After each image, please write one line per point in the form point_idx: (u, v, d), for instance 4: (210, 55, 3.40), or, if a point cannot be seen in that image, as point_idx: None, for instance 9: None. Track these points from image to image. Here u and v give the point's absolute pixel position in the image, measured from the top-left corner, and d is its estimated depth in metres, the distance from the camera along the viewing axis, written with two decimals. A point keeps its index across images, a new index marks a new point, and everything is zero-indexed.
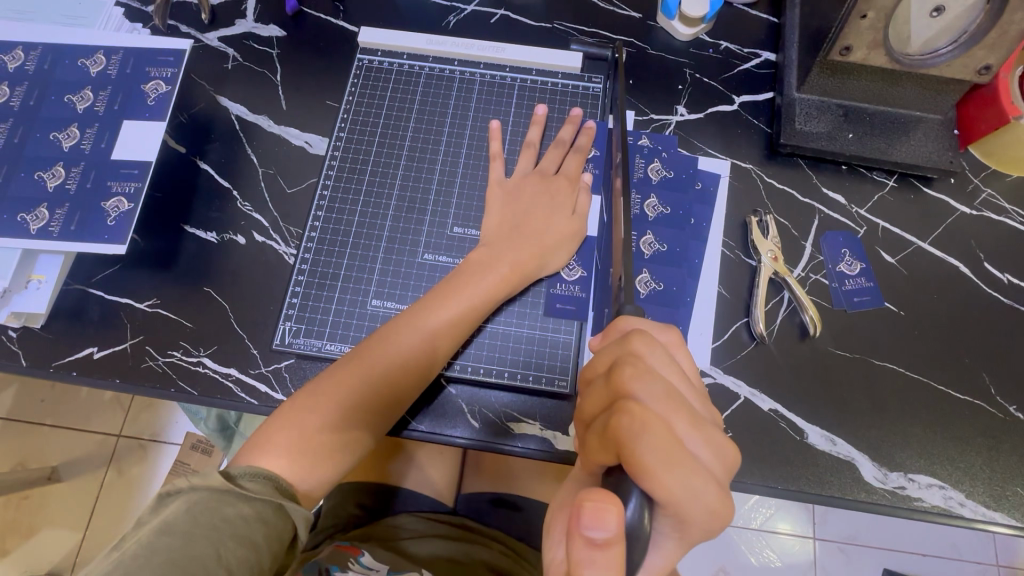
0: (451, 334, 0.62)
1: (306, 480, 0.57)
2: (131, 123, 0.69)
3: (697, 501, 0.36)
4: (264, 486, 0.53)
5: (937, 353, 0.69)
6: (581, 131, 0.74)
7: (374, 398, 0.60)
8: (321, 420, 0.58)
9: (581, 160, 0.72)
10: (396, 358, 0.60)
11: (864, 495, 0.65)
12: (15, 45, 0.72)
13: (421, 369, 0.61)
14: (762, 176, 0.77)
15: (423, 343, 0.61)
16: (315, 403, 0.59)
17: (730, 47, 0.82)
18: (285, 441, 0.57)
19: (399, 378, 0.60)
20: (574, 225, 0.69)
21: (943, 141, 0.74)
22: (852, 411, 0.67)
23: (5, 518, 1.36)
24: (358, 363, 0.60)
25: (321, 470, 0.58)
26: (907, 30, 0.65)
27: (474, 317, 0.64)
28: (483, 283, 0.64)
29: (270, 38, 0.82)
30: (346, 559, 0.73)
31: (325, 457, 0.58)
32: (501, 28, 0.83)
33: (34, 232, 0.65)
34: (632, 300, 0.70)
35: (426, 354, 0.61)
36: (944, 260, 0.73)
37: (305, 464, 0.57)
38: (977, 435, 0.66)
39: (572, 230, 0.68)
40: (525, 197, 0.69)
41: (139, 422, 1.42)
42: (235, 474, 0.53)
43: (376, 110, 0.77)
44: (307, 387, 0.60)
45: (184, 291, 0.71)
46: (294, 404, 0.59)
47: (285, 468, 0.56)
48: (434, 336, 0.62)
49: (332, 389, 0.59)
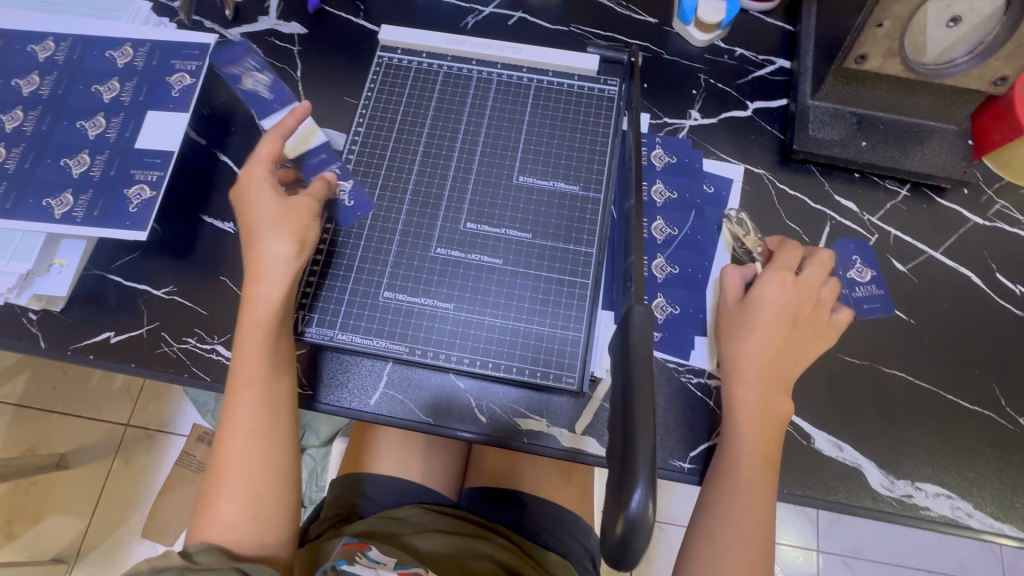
0: (267, 373, 0.62)
1: (256, 548, 0.59)
2: (155, 114, 0.71)
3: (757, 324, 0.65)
4: (217, 556, 0.56)
5: (947, 364, 0.69)
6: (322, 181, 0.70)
7: (251, 473, 0.60)
8: (228, 495, 0.59)
9: (280, 143, 0.67)
10: (245, 416, 0.61)
11: (870, 502, 0.64)
12: (46, 36, 0.74)
13: (261, 411, 0.61)
14: (775, 182, 0.77)
15: (243, 391, 0.61)
16: (219, 490, 0.60)
17: (745, 53, 0.83)
18: (210, 527, 0.59)
19: (263, 430, 0.61)
20: (269, 207, 0.64)
21: (957, 151, 0.74)
22: (859, 418, 0.67)
23: (12, 503, 1.37)
24: (225, 434, 0.61)
25: (267, 532, 0.60)
26: (923, 39, 0.66)
27: (273, 365, 0.62)
28: (251, 308, 0.62)
29: (292, 35, 0.84)
30: (353, 554, 0.68)
31: (254, 523, 0.59)
32: (519, 30, 0.84)
33: (59, 217, 0.67)
34: (651, 286, 0.71)
35: (256, 402, 0.61)
36: (956, 270, 0.73)
37: (242, 537, 0.58)
38: (986, 446, 0.66)
39: (264, 210, 0.64)
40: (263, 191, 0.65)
41: (146, 411, 1.43)
42: (190, 552, 0.56)
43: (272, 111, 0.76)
44: (208, 476, 0.61)
45: (201, 280, 0.72)
46: (206, 495, 0.60)
47: (228, 544, 0.58)
48: (262, 365, 0.62)
49: (224, 467, 0.60)
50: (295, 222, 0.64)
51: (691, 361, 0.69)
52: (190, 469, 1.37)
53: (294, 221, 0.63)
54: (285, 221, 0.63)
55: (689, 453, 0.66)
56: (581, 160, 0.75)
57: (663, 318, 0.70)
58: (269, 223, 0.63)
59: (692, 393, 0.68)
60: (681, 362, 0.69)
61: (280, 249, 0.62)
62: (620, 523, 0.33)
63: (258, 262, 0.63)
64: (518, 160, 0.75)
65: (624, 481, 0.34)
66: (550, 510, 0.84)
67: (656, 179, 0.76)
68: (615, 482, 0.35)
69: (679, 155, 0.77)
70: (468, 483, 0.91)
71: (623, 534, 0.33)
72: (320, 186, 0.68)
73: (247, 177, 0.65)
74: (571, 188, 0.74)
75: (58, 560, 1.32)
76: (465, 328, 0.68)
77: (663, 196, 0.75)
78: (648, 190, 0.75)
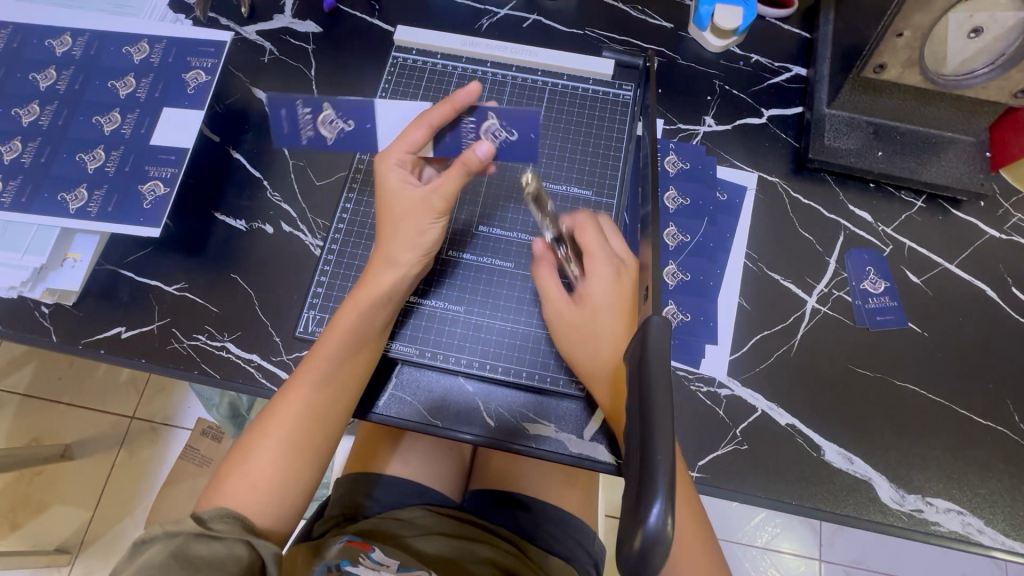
0: (361, 345, 0.62)
1: (272, 521, 0.56)
2: (171, 111, 0.71)
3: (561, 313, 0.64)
4: (233, 526, 0.52)
5: (960, 378, 0.69)
6: (405, 164, 0.62)
7: (296, 438, 0.58)
8: (270, 458, 0.57)
9: (427, 133, 0.61)
10: (318, 379, 0.60)
11: (880, 516, 0.64)
12: (64, 30, 0.75)
13: (341, 380, 0.61)
14: (789, 191, 0.76)
15: (337, 356, 0.61)
16: (263, 448, 0.57)
17: (761, 60, 0.82)
18: (241, 484, 0.56)
19: (336, 399, 0.60)
20: (410, 194, 0.61)
21: (975, 163, 0.73)
22: (870, 430, 0.67)
23: (17, 492, 1.38)
24: (295, 394, 0.59)
25: (289, 507, 0.57)
26: (942, 50, 0.64)
27: (368, 331, 0.62)
28: (378, 282, 0.62)
29: (306, 34, 0.84)
30: (357, 553, 0.70)
31: (281, 491, 0.57)
32: (534, 33, 0.84)
33: (73, 212, 0.67)
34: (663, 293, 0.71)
35: (341, 369, 0.61)
36: (971, 283, 0.72)
37: (265, 504, 0.56)
38: (998, 462, 0.66)
39: (388, 184, 0.61)
40: (395, 180, 0.61)
41: (152, 405, 1.44)
42: (205, 516, 0.52)
43: (284, 114, 0.63)
44: (255, 428, 0.59)
45: (212, 277, 0.73)
46: (245, 450, 0.57)
47: (251, 511, 0.55)
48: (366, 332, 0.62)
49: (277, 426, 0.58)
50: (421, 220, 0.62)
51: (701, 369, 0.69)
52: (194, 463, 1.38)
53: (420, 219, 0.62)
54: (418, 204, 0.61)
55: (697, 462, 0.65)
56: (594, 164, 0.75)
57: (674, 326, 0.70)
58: (403, 217, 0.62)
59: (702, 402, 0.68)
60: (691, 370, 0.69)
61: (431, 228, 0.62)
62: (639, 539, 0.32)
63: (389, 244, 0.63)
64: (531, 163, 0.75)
65: (642, 494, 0.33)
66: (555, 515, 0.84)
67: (669, 185, 0.75)
68: (632, 493, 0.35)
69: (692, 161, 0.77)
70: (472, 486, 0.91)
71: (640, 548, 0.32)
72: (458, 173, 0.60)
73: (383, 166, 0.61)
74: (584, 194, 0.74)
75: (61, 550, 1.33)
76: (475, 332, 0.69)
77: (676, 202, 0.74)
78: (661, 196, 0.75)
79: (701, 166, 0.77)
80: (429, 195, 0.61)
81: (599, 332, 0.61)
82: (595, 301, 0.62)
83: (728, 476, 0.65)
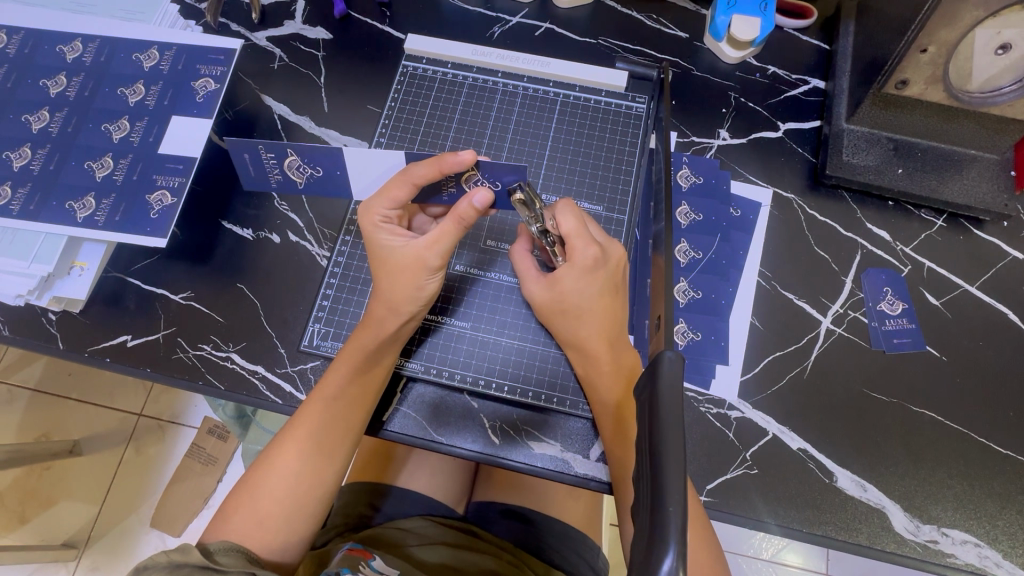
0: (362, 378, 0.62)
1: (275, 552, 0.59)
2: (179, 120, 0.71)
3: (552, 303, 0.62)
4: (237, 559, 0.55)
5: (981, 404, 0.67)
6: (389, 221, 0.61)
7: (301, 469, 0.60)
8: (275, 489, 0.59)
9: (412, 190, 0.59)
10: (322, 414, 0.61)
11: (893, 546, 0.62)
12: (74, 36, 0.74)
13: (343, 414, 0.61)
14: (804, 207, 0.75)
15: (338, 389, 0.61)
16: (269, 479, 0.60)
17: (778, 72, 0.81)
18: (247, 515, 0.58)
19: (336, 430, 0.61)
20: (400, 252, 0.60)
21: (999, 182, 0.71)
22: (885, 458, 0.65)
23: (26, 487, 1.39)
24: (301, 426, 0.61)
25: (290, 539, 0.59)
26: (968, 67, 0.62)
27: (370, 364, 0.62)
28: (378, 319, 0.62)
29: (317, 40, 0.83)
30: (357, 562, 0.67)
31: (287, 522, 0.59)
32: (546, 42, 0.82)
33: (80, 220, 0.67)
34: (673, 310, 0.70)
35: (341, 403, 0.61)
36: (993, 305, 0.70)
37: (270, 536, 0.58)
38: (1017, 492, 0.64)
39: (387, 246, 0.60)
40: (389, 240, 0.60)
41: (160, 403, 1.44)
42: (211, 549, 0.55)
43: (247, 156, 0.62)
44: (264, 459, 0.61)
45: (219, 286, 0.72)
46: (253, 480, 0.60)
47: (256, 543, 0.57)
48: (366, 365, 0.62)
49: (282, 459, 0.60)
50: (417, 276, 0.60)
51: (711, 391, 0.67)
52: (200, 462, 1.38)
53: (415, 276, 0.60)
54: (419, 264, 0.59)
55: (705, 485, 0.64)
56: (606, 179, 0.74)
57: (683, 345, 0.69)
58: (399, 273, 0.60)
59: (711, 423, 0.66)
60: (700, 392, 0.67)
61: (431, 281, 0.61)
62: None
63: (385, 287, 0.61)
64: (540, 176, 0.74)
65: (653, 540, 0.32)
66: (561, 531, 0.82)
67: (682, 200, 0.74)
68: (642, 538, 0.34)
69: (706, 175, 0.75)
70: (476, 497, 0.90)
71: None
72: (454, 228, 0.58)
73: (370, 223, 0.60)
74: (594, 209, 0.72)
75: (68, 546, 1.34)
76: (481, 349, 0.68)
77: (688, 217, 0.73)
78: (674, 211, 0.73)
79: (714, 181, 0.75)
80: (421, 251, 0.59)
81: (582, 314, 0.61)
82: (570, 297, 0.61)
83: (737, 500, 0.64)
